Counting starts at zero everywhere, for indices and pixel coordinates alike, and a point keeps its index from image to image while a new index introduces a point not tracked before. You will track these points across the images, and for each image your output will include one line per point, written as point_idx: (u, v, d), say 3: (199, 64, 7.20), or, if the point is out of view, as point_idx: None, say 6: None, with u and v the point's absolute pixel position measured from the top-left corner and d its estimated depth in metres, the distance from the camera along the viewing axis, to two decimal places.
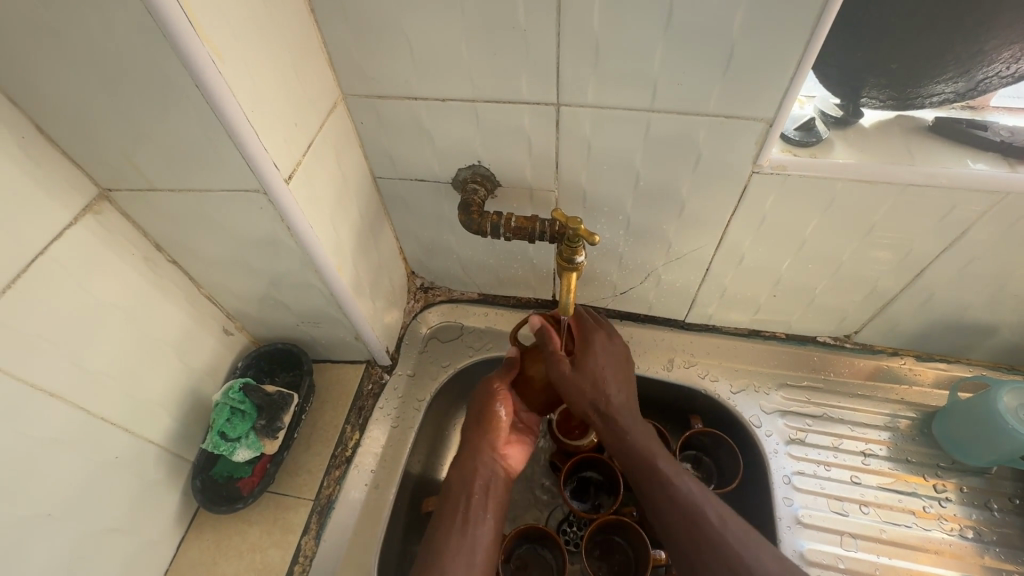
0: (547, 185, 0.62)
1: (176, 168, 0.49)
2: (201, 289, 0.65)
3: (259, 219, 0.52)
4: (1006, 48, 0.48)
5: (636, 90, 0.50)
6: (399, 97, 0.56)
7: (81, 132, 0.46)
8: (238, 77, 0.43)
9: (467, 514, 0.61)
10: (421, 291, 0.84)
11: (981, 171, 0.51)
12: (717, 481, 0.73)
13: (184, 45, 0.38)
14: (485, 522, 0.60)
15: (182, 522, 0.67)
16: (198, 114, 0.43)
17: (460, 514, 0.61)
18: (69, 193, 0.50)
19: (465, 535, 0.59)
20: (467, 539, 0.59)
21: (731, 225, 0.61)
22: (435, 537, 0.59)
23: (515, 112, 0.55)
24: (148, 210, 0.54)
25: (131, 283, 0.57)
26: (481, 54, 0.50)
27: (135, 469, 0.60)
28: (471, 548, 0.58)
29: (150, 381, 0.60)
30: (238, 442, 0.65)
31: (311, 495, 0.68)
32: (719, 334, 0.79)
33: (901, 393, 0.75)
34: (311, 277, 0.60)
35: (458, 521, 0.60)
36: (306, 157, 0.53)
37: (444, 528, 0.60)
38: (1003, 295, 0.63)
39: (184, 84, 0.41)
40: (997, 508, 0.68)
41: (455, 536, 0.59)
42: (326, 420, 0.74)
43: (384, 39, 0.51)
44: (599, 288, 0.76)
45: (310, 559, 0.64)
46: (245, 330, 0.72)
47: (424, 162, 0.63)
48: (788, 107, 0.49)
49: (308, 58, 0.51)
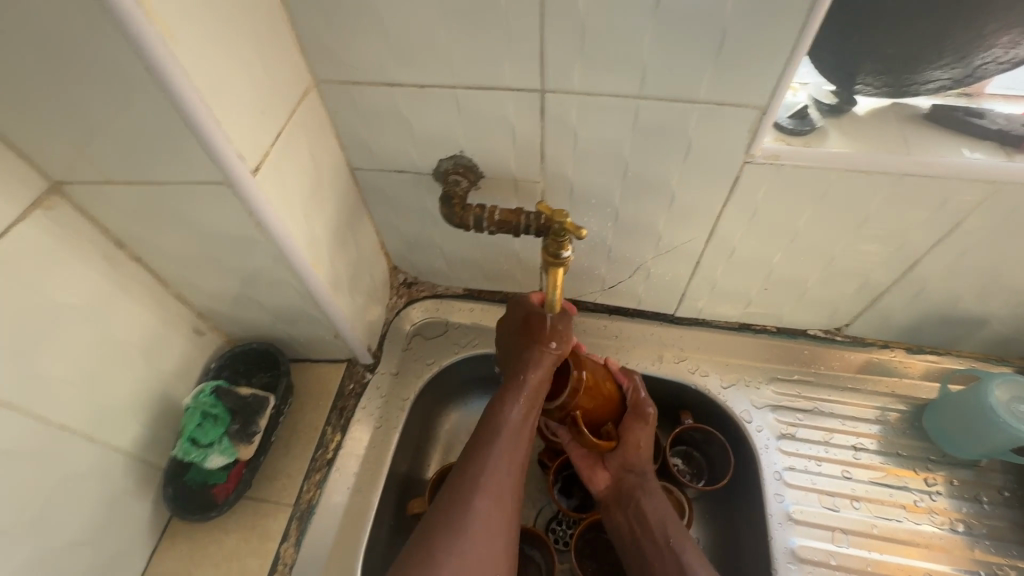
0: (532, 176, 0.60)
1: (133, 160, 0.45)
2: (169, 288, 0.62)
3: (226, 213, 0.49)
4: (1005, 33, 0.47)
5: (623, 76, 0.48)
6: (374, 84, 0.53)
7: (26, 121, 0.43)
8: (195, 61, 0.40)
9: (500, 449, 0.55)
10: (404, 286, 0.82)
11: (979, 160, 0.50)
12: (708, 477, 0.72)
13: (130, 22, 0.35)
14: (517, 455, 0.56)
15: (156, 530, 0.64)
16: (151, 99, 0.40)
17: (490, 449, 0.55)
18: (17, 187, 0.46)
19: (494, 475, 0.54)
20: (494, 480, 0.54)
21: (722, 217, 0.59)
22: (464, 479, 0.54)
23: (498, 100, 0.52)
24: (106, 205, 0.51)
25: (90, 283, 0.53)
26: (460, 38, 0.47)
27: (100, 478, 0.57)
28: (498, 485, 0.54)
29: (114, 385, 0.57)
30: (210, 448, 0.62)
31: (290, 500, 0.66)
32: (709, 327, 0.77)
33: (892, 385, 0.74)
34: (286, 275, 0.57)
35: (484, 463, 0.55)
36: (275, 148, 0.49)
37: (476, 474, 0.54)
38: (996, 286, 0.62)
39: (136, 69, 0.38)
40: (987, 501, 0.68)
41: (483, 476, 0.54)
42: (307, 422, 0.71)
43: (358, 21, 0.48)
44: (586, 283, 0.74)
45: (289, 567, 0.62)
46: (219, 330, 0.69)
47: (403, 152, 0.60)
48: (782, 94, 0.47)
49: (276, 42, 0.48)
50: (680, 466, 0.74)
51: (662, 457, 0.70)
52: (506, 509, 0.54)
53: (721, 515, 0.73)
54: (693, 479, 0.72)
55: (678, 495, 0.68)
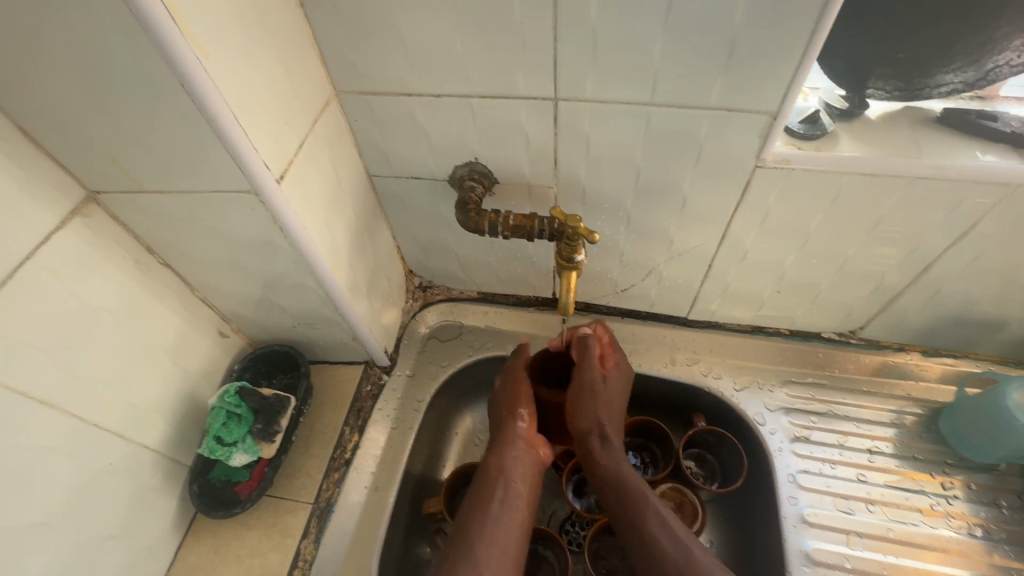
0: (545, 181, 0.61)
1: (163, 168, 0.47)
2: (195, 291, 0.64)
3: (251, 219, 0.51)
4: (1016, 36, 0.47)
5: (635, 83, 0.49)
6: (392, 94, 0.55)
7: (64, 133, 0.45)
8: (224, 74, 0.41)
9: (498, 507, 0.58)
10: (419, 290, 0.83)
11: (992, 163, 0.50)
12: (721, 480, 0.72)
13: (165, 39, 0.37)
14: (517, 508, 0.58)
15: (181, 526, 0.66)
16: (183, 111, 0.42)
17: (491, 504, 0.58)
18: (55, 195, 0.49)
19: (498, 529, 0.56)
20: (496, 532, 0.56)
21: (734, 221, 0.60)
22: (464, 534, 0.55)
23: (512, 108, 0.54)
24: (137, 212, 0.53)
25: (121, 287, 0.56)
26: (475, 48, 0.49)
27: (130, 475, 0.59)
28: (501, 537, 0.55)
29: (144, 385, 0.59)
30: (234, 447, 0.64)
31: (310, 498, 0.67)
32: (722, 331, 0.78)
33: (907, 388, 0.73)
34: (305, 277, 0.59)
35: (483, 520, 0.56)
36: (298, 157, 0.51)
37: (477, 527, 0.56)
38: (1011, 289, 0.62)
39: (171, 85, 0.40)
40: (1006, 506, 0.67)
41: (489, 526, 0.56)
42: (326, 423, 0.73)
43: (378, 33, 0.50)
44: (599, 286, 0.75)
45: (309, 562, 0.63)
46: (241, 332, 0.71)
47: (420, 159, 0.62)
48: (792, 100, 0.47)
49: (299, 55, 0.50)
50: (693, 469, 0.73)
51: (675, 459, 0.71)
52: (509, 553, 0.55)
53: (735, 518, 0.73)
54: (706, 481, 0.72)
55: (691, 498, 0.69)
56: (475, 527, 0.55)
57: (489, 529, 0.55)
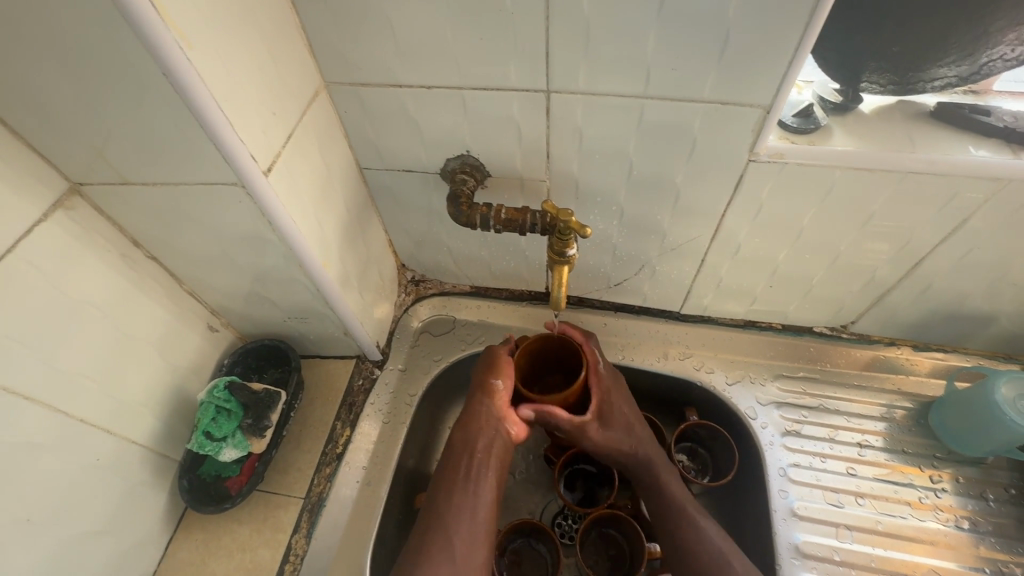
0: (538, 175, 0.60)
1: (148, 160, 0.47)
2: (183, 284, 0.63)
3: (238, 212, 0.51)
4: (1011, 29, 0.46)
5: (628, 76, 0.48)
6: (382, 85, 0.54)
7: (46, 124, 0.44)
8: (208, 65, 0.40)
9: (466, 480, 0.60)
10: (412, 284, 0.82)
11: (984, 158, 0.50)
12: (713, 473, 0.72)
13: (147, 28, 0.36)
14: (488, 479, 0.60)
15: (172, 521, 0.66)
16: (167, 103, 0.41)
17: (460, 478, 0.60)
18: (37, 188, 0.48)
19: (469, 502, 0.58)
20: (466, 507, 0.58)
21: (727, 215, 0.60)
22: (437, 509, 0.58)
23: (503, 101, 0.53)
24: (122, 205, 0.52)
25: (107, 280, 0.55)
26: (465, 39, 0.48)
27: (118, 470, 0.58)
28: (471, 512, 0.58)
29: (131, 379, 0.59)
30: (224, 442, 0.63)
31: (302, 493, 0.67)
32: (714, 325, 0.78)
33: (898, 382, 0.74)
34: (295, 271, 0.58)
35: (453, 493, 0.59)
36: (286, 150, 0.51)
37: (449, 501, 0.58)
38: (1002, 284, 0.62)
39: (155, 77, 0.39)
40: (993, 499, 0.68)
41: (459, 502, 0.58)
42: (317, 417, 0.73)
43: (367, 24, 0.49)
44: (592, 280, 0.75)
45: (301, 557, 0.63)
46: (231, 326, 0.71)
47: (411, 152, 0.61)
48: (786, 94, 0.47)
49: (287, 46, 0.49)
50: (684, 462, 0.73)
51: (666, 452, 0.71)
52: (479, 532, 0.57)
53: (726, 511, 0.73)
54: (697, 474, 0.73)
55: None
56: (446, 501, 0.59)
57: (459, 503, 0.58)
